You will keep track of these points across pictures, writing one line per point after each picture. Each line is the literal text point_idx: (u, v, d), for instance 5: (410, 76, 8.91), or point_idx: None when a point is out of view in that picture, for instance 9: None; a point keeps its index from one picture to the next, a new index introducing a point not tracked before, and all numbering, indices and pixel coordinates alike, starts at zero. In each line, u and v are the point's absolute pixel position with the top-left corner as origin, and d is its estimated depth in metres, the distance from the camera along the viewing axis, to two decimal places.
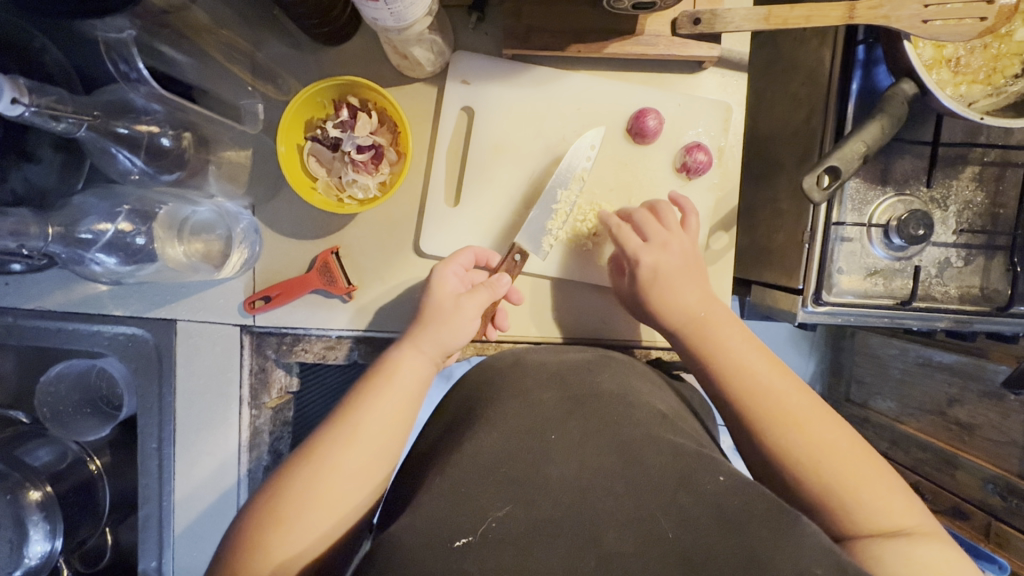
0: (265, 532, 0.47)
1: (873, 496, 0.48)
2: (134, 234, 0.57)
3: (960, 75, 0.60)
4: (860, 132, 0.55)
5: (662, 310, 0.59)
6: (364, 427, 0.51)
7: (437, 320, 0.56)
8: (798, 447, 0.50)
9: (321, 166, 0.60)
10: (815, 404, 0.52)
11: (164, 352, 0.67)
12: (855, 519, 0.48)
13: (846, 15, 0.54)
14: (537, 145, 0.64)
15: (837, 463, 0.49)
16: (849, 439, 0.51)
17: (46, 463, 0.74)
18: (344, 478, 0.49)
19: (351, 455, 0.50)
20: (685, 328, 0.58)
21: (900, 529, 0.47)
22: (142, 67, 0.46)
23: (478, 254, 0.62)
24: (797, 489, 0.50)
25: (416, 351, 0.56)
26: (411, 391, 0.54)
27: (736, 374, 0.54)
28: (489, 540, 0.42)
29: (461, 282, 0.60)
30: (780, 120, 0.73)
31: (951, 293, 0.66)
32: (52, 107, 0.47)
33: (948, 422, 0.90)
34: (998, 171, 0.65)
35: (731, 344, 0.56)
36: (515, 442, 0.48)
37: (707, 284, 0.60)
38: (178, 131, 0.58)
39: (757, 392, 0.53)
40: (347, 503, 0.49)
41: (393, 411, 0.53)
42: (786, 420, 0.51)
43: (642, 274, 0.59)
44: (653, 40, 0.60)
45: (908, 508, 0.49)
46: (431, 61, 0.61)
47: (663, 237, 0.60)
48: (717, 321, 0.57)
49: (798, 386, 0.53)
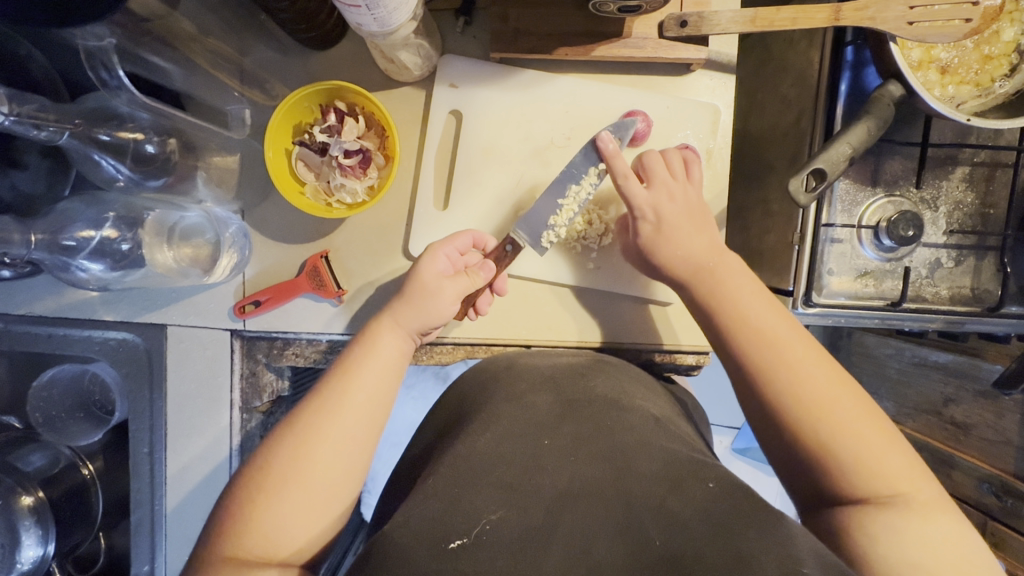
0: (251, 501, 0.49)
1: (877, 459, 0.48)
2: (120, 240, 0.59)
3: (948, 76, 0.60)
4: (847, 133, 0.55)
5: (668, 264, 0.59)
6: (347, 396, 0.53)
7: (424, 294, 0.56)
8: (792, 407, 0.50)
9: (310, 170, 0.60)
10: (820, 368, 0.51)
11: (155, 356, 0.67)
12: (852, 486, 0.48)
13: (832, 17, 0.54)
14: (526, 148, 0.65)
15: (840, 428, 0.48)
16: (855, 400, 0.50)
17: (39, 468, 0.74)
18: (326, 447, 0.51)
19: (334, 423, 0.51)
20: (698, 279, 0.57)
21: (902, 493, 0.47)
22: (121, 75, 0.47)
23: (475, 238, 0.61)
24: (797, 448, 0.50)
25: (398, 323, 0.56)
26: (394, 363, 0.56)
27: (736, 337, 0.54)
28: (482, 543, 0.41)
29: (451, 265, 0.59)
30: (771, 121, 0.73)
31: (941, 294, 0.66)
32: (32, 115, 0.48)
33: (943, 422, 0.89)
34: (988, 171, 0.65)
35: (740, 292, 0.56)
36: (507, 446, 0.48)
37: (712, 230, 0.60)
38: (163, 138, 0.58)
39: (753, 353, 0.53)
40: (332, 475, 0.50)
41: (374, 382, 0.54)
42: (793, 369, 0.51)
43: (648, 226, 0.59)
44: (641, 43, 0.60)
45: (914, 472, 0.48)
46: (419, 65, 0.61)
47: (667, 185, 0.59)
48: (726, 277, 0.57)
49: (806, 340, 0.53)
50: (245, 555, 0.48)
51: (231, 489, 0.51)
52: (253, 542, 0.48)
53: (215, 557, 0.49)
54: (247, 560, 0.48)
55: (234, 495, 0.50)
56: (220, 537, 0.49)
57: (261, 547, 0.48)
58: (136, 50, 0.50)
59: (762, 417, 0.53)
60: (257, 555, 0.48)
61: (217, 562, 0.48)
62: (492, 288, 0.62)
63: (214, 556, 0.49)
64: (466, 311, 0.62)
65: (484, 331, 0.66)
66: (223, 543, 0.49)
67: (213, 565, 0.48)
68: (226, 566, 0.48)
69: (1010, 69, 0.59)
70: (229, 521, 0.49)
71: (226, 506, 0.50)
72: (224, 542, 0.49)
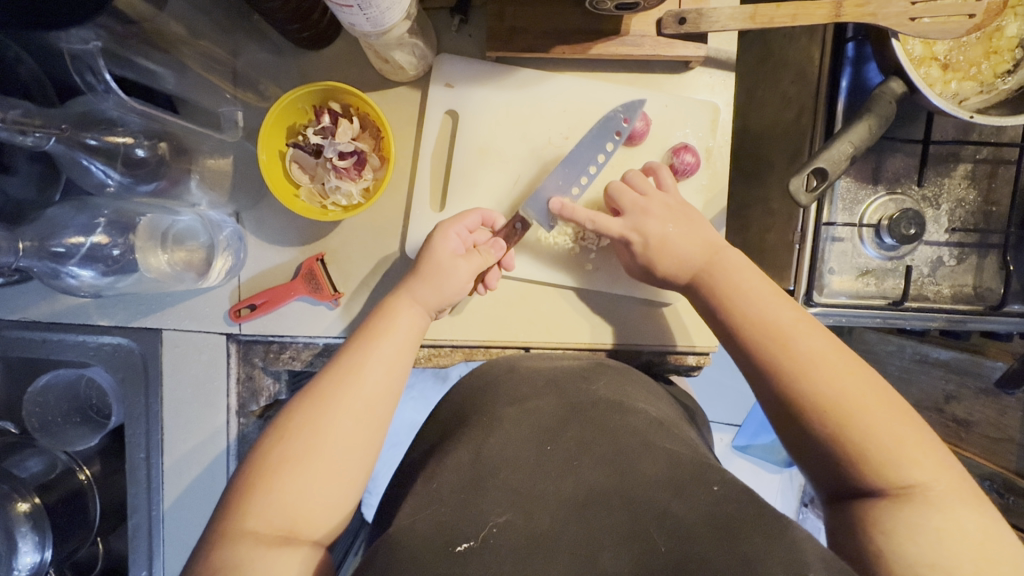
0: (268, 476, 0.48)
1: (895, 442, 0.47)
2: (111, 246, 0.58)
3: (950, 72, 0.59)
4: (848, 132, 0.54)
5: (667, 272, 0.59)
6: (366, 366, 0.53)
7: (432, 270, 0.57)
8: (805, 402, 0.49)
9: (304, 172, 0.60)
10: (833, 347, 0.51)
11: (150, 361, 0.66)
12: (869, 474, 0.47)
13: (833, 13, 0.53)
14: (522, 148, 0.64)
15: (856, 413, 0.48)
16: (867, 379, 0.49)
17: (35, 474, 0.74)
18: (346, 417, 0.51)
19: (352, 395, 0.52)
20: (703, 277, 0.57)
21: (917, 485, 0.46)
22: (109, 78, 0.46)
23: (485, 217, 0.61)
24: (811, 440, 0.49)
25: (410, 301, 0.57)
26: (411, 338, 0.56)
27: (744, 321, 0.54)
28: (490, 545, 0.41)
29: (462, 244, 0.59)
30: (771, 118, 0.72)
31: (943, 292, 0.65)
32: (18, 121, 0.47)
33: (944, 419, 0.89)
34: (991, 168, 0.64)
35: (746, 287, 0.55)
36: (515, 449, 0.47)
37: (705, 227, 0.59)
38: (153, 141, 0.58)
39: (763, 346, 0.53)
40: (351, 448, 0.50)
41: (392, 355, 0.55)
42: (799, 360, 0.51)
43: (637, 249, 0.59)
44: (638, 40, 0.59)
45: (930, 461, 0.46)
46: (414, 65, 0.60)
47: (639, 205, 0.59)
48: (733, 262, 0.57)
49: (813, 329, 0.52)
50: (264, 529, 0.47)
51: (239, 469, 0.50)
52: (272, 515, 0.47)
53: (229, 530, 0.47)
54: (266, 537, 0.47)
55: (248, 469, 0.49)
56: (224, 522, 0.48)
57: (278, 521, 0.47)
58: (124, 54, 0.49)
59: (778, 412, 0.52)
60: (276, 530, 0.47)
61: (229, 539, 0.47)
62: (501, 264, 0.62)
63: (226, 530, 0.47)
64: (475, 286, 0.61)
65: (483, 334, 0.65)
66: (239, 516, 0.47)
67: (226, 541, 0.47)
68: (244, 539, 0.46)
69: (1012, 65, 0.58)
70: (246, 493, 0.48)
71: (235, 483, 0.49)
72: (240, 515, 0.47)
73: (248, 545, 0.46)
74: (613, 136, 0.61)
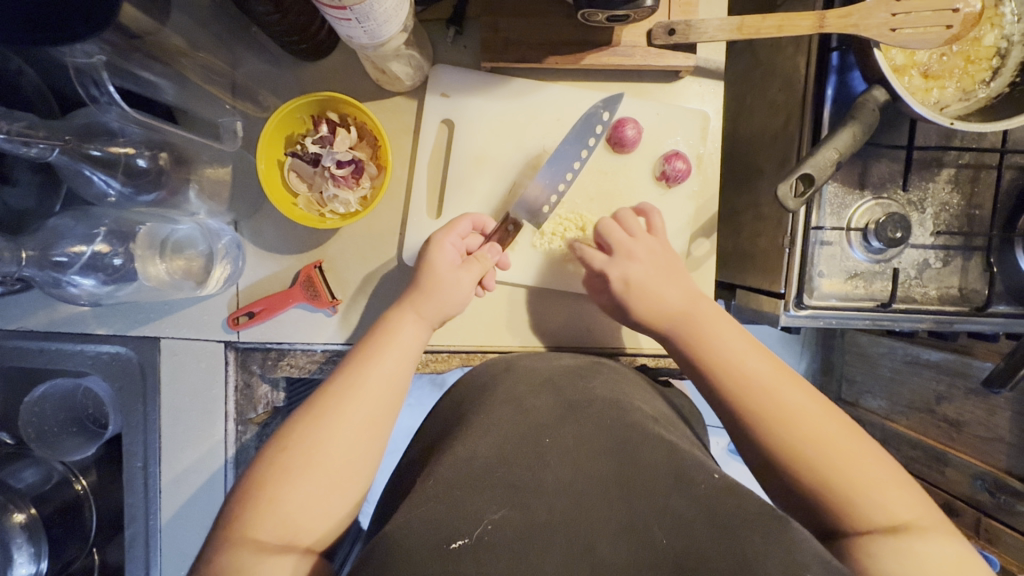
0: (276, 481, 0.48)
1: (872, 487, 0.48)
2: (112, 255, 0.58)
3: (931, 80, 0.61)
4: (833, 139, 0.55)
5: (644, 318, 0.60)
6: (369, 381, 0.53)
7: (437, 286, 0.58)
8: (783, 446, 0.50)
9: (302, 181, 0.61)
10: (804, 394, 0.52)
11: (149, 370, 0.67)
12: (845, 514, 0.48)
13: (817, 24, 0.55)
14: (516, 155, 0.65)
15: (834, 460, 0.49)
16: (840, 423, 0.51)
17: (30, 485, 0.74)
18: (350, 427, 0.51)
19: (355, 408, 0.52)
20: (677, 328, 0.58)
21: (898, 524, 0.47)
22: (112, 91, 0.48)
23: (475, 221, 0.63)
24: (795, 484, 0.50)
25: (416, 314, 0.58)
26: (414, 348, 0.57)
27: (714, 367, 0.55)
28: (484, 544, 0.41)
29: (458, 252, 0.60)
30: (760, 124, 0.74)
31: (930, 294, 0.66)
32: (21, 133, 0.48)
33: (936, 420, 0.89)
34: (973, 172, 0.66)
35: (718, 338, 0.56)
36: (514, 445, 0.47)
37: (684, 277, 0.61)
38: (154, 151, 0.59)
39: (739, 397, 0.53)
40: (355, 454, 0.51)
41: (394, 366, 0.55)
42: (776, 412, 0.51)
43: (617, 290, 0.60)
44: (629, 51, 0.61)
45: (906, 498, 0.48)
46: (411, 76, 0.61)
47: (626, 246, 0.61)
48: (703, 318, 0.58)
49: (788, 379, 0.53)
50: (267, 537, 0.47)
51: (232, 494, 0.50)
52: (275, 524, 0.47)
53: (233, 536, 0.47)
54: (269, 544, 0.47)
55: (245, 486, 0.50)
56: (223, 544, 0.47)
57: (280, 528, 0.47)
58: (128, 67, 0.50)
59: (757, 456, 0.52)
60: (279, 537, 0.47)
61: (234, 545, 0.47)
62: (496, 266, 0.63)
63: (230, 539, 0.47)
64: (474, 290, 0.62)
65: (478, 339, 0.66)
66: (243, 522, 0.48)
67: (229, 547, 0.47)
68: (248, 546, 0.47)
69: (991, 73, 0.61)
70: (249, 501, 0.48)
71: (232, 502, 0.49)
72: (244, 522, 0.47)
73: (250, 551, 0.46)
74: (595, 130, 0.63)
